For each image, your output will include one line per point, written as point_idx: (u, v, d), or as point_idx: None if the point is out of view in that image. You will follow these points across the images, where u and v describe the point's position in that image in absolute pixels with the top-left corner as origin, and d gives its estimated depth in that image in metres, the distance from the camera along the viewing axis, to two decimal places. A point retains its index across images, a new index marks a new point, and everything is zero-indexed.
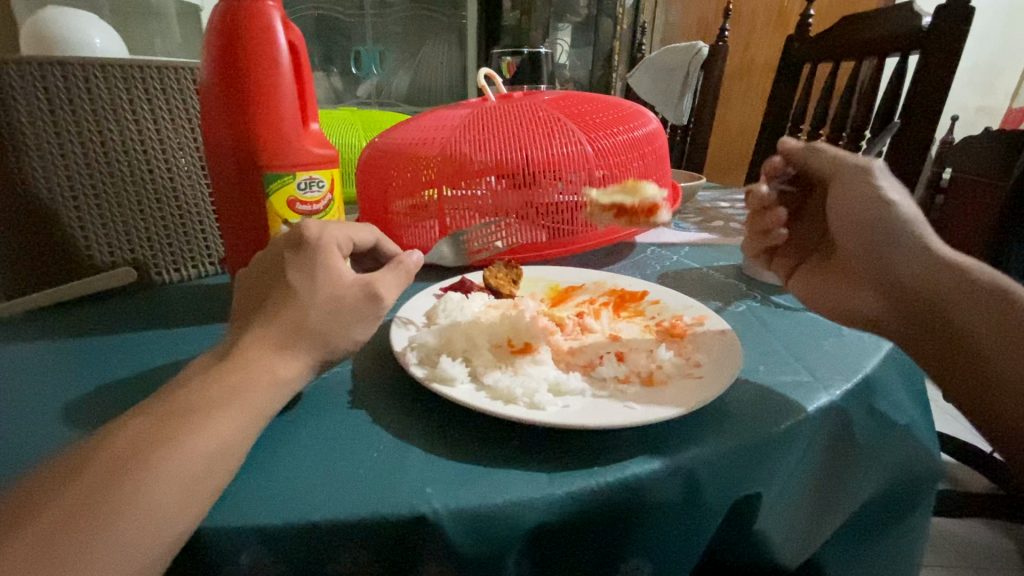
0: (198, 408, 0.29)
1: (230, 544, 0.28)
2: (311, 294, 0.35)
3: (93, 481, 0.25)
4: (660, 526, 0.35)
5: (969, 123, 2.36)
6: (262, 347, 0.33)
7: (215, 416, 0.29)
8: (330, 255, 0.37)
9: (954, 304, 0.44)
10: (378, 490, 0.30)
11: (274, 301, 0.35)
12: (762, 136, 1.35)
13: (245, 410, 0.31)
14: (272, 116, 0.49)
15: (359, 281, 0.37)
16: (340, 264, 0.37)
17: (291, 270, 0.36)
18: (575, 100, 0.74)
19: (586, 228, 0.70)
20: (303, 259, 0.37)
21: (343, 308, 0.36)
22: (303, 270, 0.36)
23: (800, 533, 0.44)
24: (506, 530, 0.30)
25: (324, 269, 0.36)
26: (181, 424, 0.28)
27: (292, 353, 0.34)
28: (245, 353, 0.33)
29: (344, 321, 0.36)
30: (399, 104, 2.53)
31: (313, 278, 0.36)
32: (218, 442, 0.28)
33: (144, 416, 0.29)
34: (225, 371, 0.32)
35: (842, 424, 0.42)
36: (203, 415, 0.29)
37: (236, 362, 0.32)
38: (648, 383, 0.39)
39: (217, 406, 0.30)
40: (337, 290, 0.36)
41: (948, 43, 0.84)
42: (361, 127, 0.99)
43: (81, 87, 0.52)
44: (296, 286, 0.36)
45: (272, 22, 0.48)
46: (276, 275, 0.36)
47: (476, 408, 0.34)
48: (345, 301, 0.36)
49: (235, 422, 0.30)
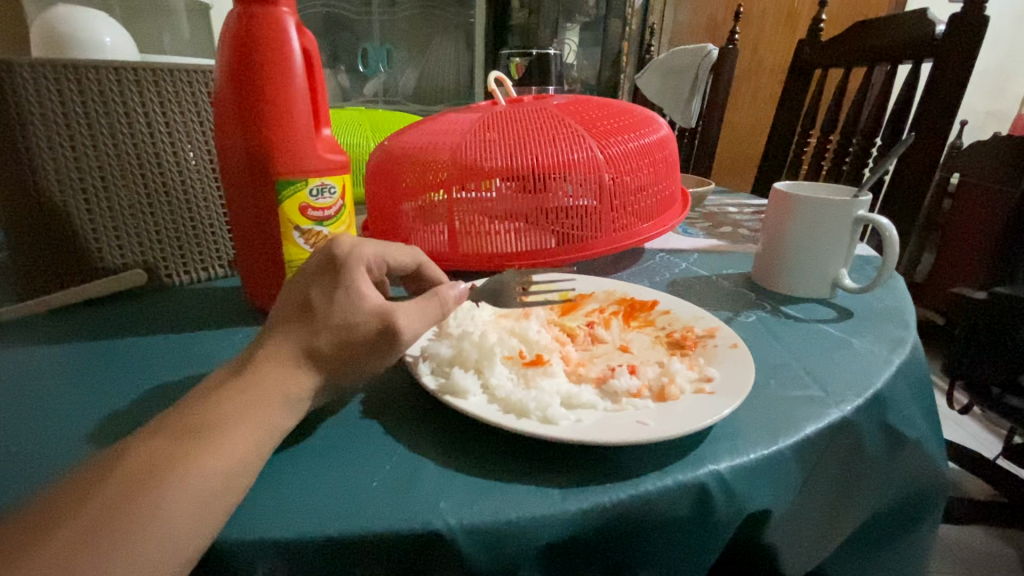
0: (211, 425, 0.29)
1: (246, 558, 0.29)
2: (327, 315, 0.35)
3: (109, 498, 0.25)
4: (670, 543, 0.34)
5: (976, 127, 2.34)
6: (278, 358, 0.34)
7: (228, 433, 0.29)
8: (356, 274, 0.36)
9: None
10: (391, 504, 0.31)
11: (296, 315, 0.36)
12: (771, 140, 1.34)
13: (259, 426, 0.31)
14: (284, 123, 0.49)
15: (381, 308, 0.36)
16: (365, 285, 0.36)
17: (315, 287, 0.36)
18: (586, 106, 0.74)
19: (597, 234, 0.68)
20: (327, 276, 0.36)
21: (359, 334, 0.35)
22: (327, 286, 0.36)
23: (809, 545, 0.44)
24: (518, 546, 0.30)
25: (347, 288, 0.36)
26: (194, 441, 0.28)
27: (302, 365, 0.34)
28: (256, 367, 0.33)
29: (356, 349, 0.35)
30: (406, 102, 2.55)
31: (332, 297, 0.35)
32: (232, 460, 0.29)
33: (158, 433, 0.29)
34: (240, 386, 0.32)
35: (853, 440, 0.42)
36: (218, 432, 0.29)
37: (250, 377, 0.33)
38: (658, 397, 0.39)
39: (231, 422, 0.30)
40: (357, 314, 0.35)
41: (962, 52, 0.83)
42: (370, 127, 0.99)
43: (94, 89, 0.52)
44: (316, 303, 0.35)
45: (287, 28, 0.48)
46: (302, 288, 0.37)
47: (488, 421, 0.34)
48: (362, 327, 0.35)
49: (248, 439, 0.30)
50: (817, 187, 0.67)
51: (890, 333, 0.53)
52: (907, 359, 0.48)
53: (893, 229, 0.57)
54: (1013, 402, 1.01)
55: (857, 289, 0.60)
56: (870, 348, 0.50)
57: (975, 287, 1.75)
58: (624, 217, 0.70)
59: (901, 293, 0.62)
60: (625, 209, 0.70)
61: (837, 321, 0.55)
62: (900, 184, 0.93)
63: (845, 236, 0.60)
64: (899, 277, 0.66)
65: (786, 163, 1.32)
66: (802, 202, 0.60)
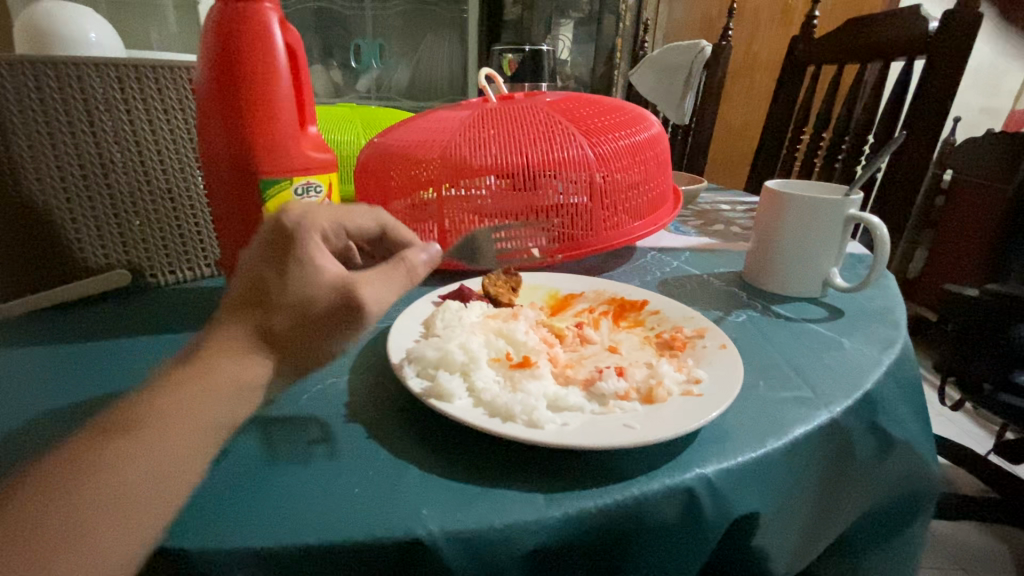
0: (143, 428, 0.26)
1: (225, 567, 0.28)
2: (282, 290, 0.32)
3: (25, 504, 0.23)
4: (659, 548, 0.34)
5: (970, 124, 2.37)
6: (225, 346, 0.30)
7: (162, 429, 0.27)
8: (309, 246, 0.33)
9: None
10: (374, 512, 0.30)
11: (244, 298, 0.32)
12: (766, 137, 1.34)
13: (199, 425, 0.28)
14: (268, 120, 0.48)
15: (342, 282, 0.33)
16: (320, 256, 0.34)
17: (263, 262, 0.33)
18: (577, 103, 0.73)
19: (588, 233, 0.68)
20: (277, 249, 0.33)
21: (319, 310, 0.32)
22: (278, 261, 0.32)
23: (800, 547, 0.44)
24: (504, 552, 0.30)
25: (300, 262, 0.33)
26: (121, 439, 0.26)
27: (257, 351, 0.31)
28: (199, 357, 0.30)
29: (317, 327, 0.32)
30: (399, 98, 2.56)
31: (285, 272, 0.32)
32: (163, 461, 0.26)
33: (90, 430, 0.26)
34: (175, 381, 0.28)
35: (843, 442, 0.42)
36: (151, 428, 0.27)
37: (191, 369, 0.29)
38: (646, 399, 0.38)
39: (166, 417, 0.27)
40: (314, 289, 0.33)
41: (956, 48, 0.83)
42: (360, 124, 0.98)
43: (75, 87, 0.51)
44: (267, 281, 0.32)
45: (270, 24, 0.47)
46: (250, 266, 0.33)
47: (473, 425, 0.34)
48: (322, 303, 0.33)
49: (185, 437, 0.27)
50: (807, 186, 0.67)
51: (881, 334, 0.52)
52: (897, 359, 0.48)
53: (883, 228, 0.57)
54: (1005, 399, 1.02)
55: (847, 288, 0.60)
56: (860, 349, 0.49)
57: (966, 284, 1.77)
58: (615, 215, 0.70)
59: (891, 292, 0.62)
60: (616, 207, 0.69)
61: (828, 322, 0.55)
62: (892, 182, 0.93)
63: (833, 237, 0.60)
64: (890, 276, 0.66)
65: (780, 160, 1.31)
66: (792, 200, 0.59)
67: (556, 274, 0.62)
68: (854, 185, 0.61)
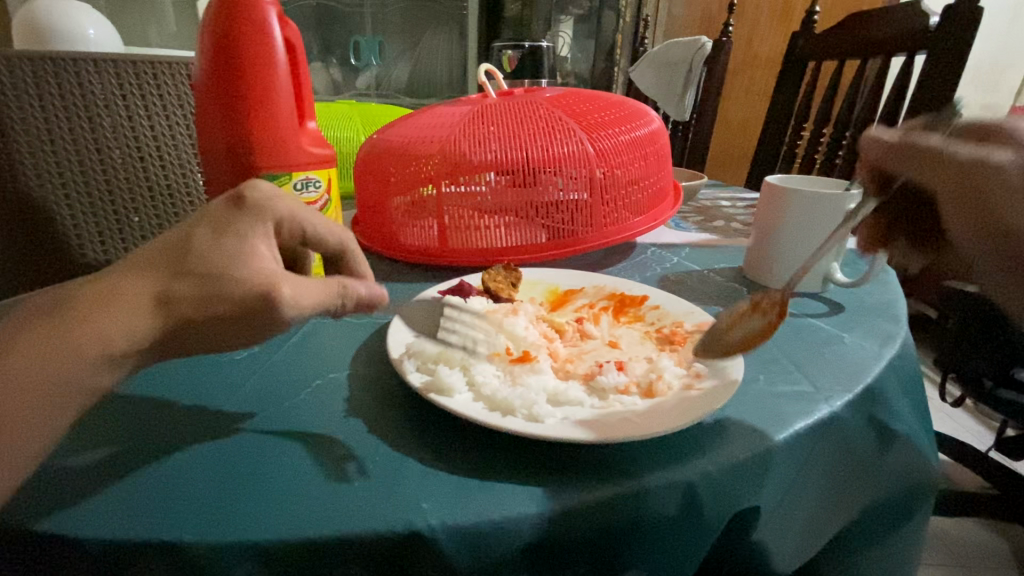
0: (26, 351, 0.29)
1: (223, 560, 0.28)
2: (202, 254, 0.32)
3: None
4: (657, 541, 0.34)
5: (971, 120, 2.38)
6: (126, 294, 0.31)
7: (49, 342, 0.29)
8: (252, 228, 0.34)
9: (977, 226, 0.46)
10: (373, 505, 0.30)
11: (167, 252, 0.33)
12: (766, 133, 1.33)
13: (75, 358, 0.29)
14: (267, 116, 0.48)
15: (266, 276, 0.33)
16: (258, 243, 0.34)
17: (201, 225, 0.34)
18: (578, 99, 0.73)
19: (588, 229, 0.68)
20: (224, 218, 0.34)
21: (231, 293, 0.32)
22: (213, 227, 0.33)
23: (799, 541, 0.43)
24: (502, 545, 0.30)
25: (235, 238, 0.33)
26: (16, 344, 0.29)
27: (149, 312, 0.31)
28: (100, 287, 0.31)
29: (218, 309, 0.32)
30: (398, 95, 2.56)
31: (217, 239, 0.33)
32: (44, 378, 0.29)
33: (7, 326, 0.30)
34: (72, 312, 0.30)
35: (843, 436, 0.42)
36: (44, 336, 0.29)
37: (91, 297, 0.31)
38: (647, 394, 0.38)
39: (58, 332, 0.29)
40: (230, 270, 0.32)
41: (957, 43, 0.83)
42: (360, 120, 0.98)
43: (73, 83, 0.51)
44: (194, 244, 0.33)
45: (268, 18, 0.47)
46: (190, 225, 0.34)
47: (472, 418, 0.34)
48: (236, 286, 0.32)
49: (69, 362, 0.29)
50: (809, 181, 0.67)
51: (881, 329, 0.52)
52: (897, 353, 0.48)
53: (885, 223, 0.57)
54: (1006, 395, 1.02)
55: (848, 284, 0.59)
56: (860, 343, 0.49)
57: None
58: (615, 212, 0.69)
59: (892, 287, 0.62)
60: (616, 203, 0.69)
61: (827, 316, 0.55)
62: None
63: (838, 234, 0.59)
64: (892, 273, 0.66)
65: (780, 156, 1.31)
66: (793, 195, 0.59)
67: (556, 270, 0.61)
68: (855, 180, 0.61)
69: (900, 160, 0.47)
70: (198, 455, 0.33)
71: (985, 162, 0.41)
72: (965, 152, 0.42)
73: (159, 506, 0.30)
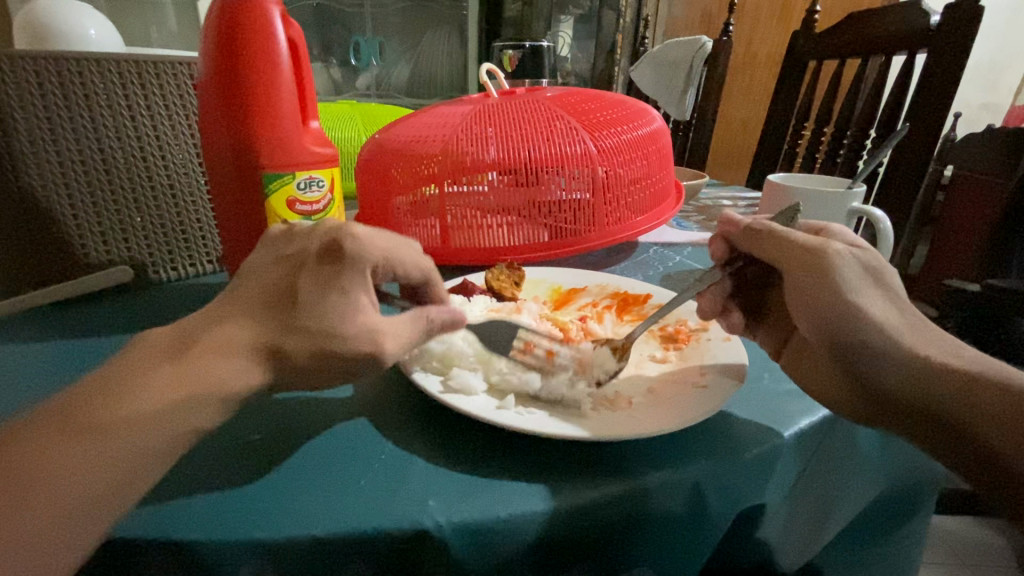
0: (151, 394, 0.28)
1: (230, 559, 0.28)
2: (313, 313, 0.32)
3: (86, 407, 0.27)
4: (661, 537, 0.34)
5: (969, 119, 2.39)
6: (244, 343, 0.31)
7: (191, 379, 0.29)
8: (356, 285, 0.34)
9: (827, 312, 0.37)
10: (378, 504, 0.30)
11: (277, 300, 0.33)
12: (767, 132, 1.33)
13: (210, 396, 0.30)
14: (270, 115, 0.48)
15: (370, 329, 0.34)
16: (363, 299, 0.34)
17: (305, 278, 0.33)
18: (580, 98, 0.73)
19: (590, 228, 0.68)
20: (328, 273, 0.33)
21: (343, 352, 0.33)
22: (318, 284, 0.33)
23: (802, 538, 0.43)
24: (507, 543, 0.30)
25: (342, 294, 0.33)
26: (160, 377, 0.29)
27: (259, 363, 0.31)
28: (227, 329, 0.32)
29: (330, 362, 0.33)
30: (398, 95, 2.57)
31: (325, 296, 0.33)
32: (185, 419, 0.29)
33: (142, 360, 0.30)
34: (191, 354, 0.30)
35: (847, 434, 0.42)
36: (188, 370, 0.30)
37: (220, 337, 0.31)
38: (581, 370, 0.41)
39: (202, 368, 0.30)
40: (345, 326, 0.33)
41: (958, 41, 0.83)
42: (361, 120, 0.98)
43: (76, 84, 0.51)
44: (301, 300, 0.32)
45: (271, 18, 0.47)
46: (291, 275, 0.34)
47: (478, 417, 0.34)
48: (345, 343, 0.33)
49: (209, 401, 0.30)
50: (811, 179, 0.67)
51: None
52: None
53: (886, 221, 0.57)
54: None
55: None
56: None
57: (966, 279, 1.77)
58: (617, 211, 0.69)
59: None
60: (619, 202, 0.69)
61: None
62: (894, 175, 0.93)
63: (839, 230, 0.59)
64: None
65: (781, 155, 1.31)
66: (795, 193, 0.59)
67: (555, 270, 0.60)
68: (858, 178, 0.60)
69: (749, 244, 0.43)
70: (202, 451, 0.34)
71: (821, 248, 0.38)
72: (805, 238, 0.39)
73: (169, 504, 0.30)
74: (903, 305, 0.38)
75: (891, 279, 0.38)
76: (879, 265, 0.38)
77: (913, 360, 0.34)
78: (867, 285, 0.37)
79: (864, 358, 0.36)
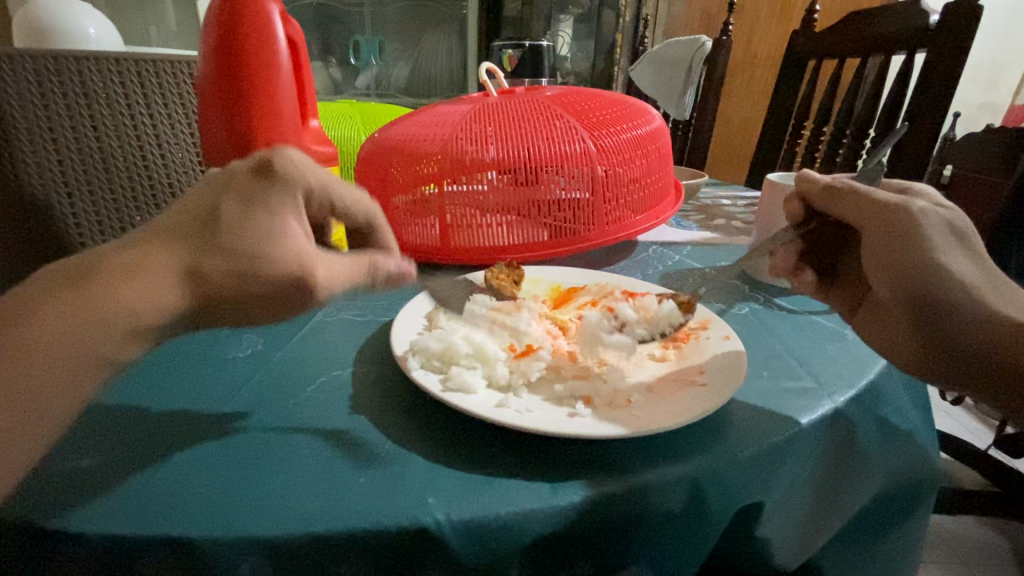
0: (43, 307, 0.28)
1: (230, 556, 0.28)
2: (237, 232, 0.32)
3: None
4: (660, 535, 0.34)
5: (968, 119, 2.39)
6: (157, 265, 0.31)
7: (94, 299, 0.29)
8: (282, 205, 0.34)
9: (906, 275, 0.39)
10: (378, 502, 0.30)
11: (196, 224, 0.32)
12: (767, 131, 1.34)
13: (111, 317, 0.29)
14: (270, 115, 0.48)
15: (300, 254, 0.33)
16: (291, 221, 0.33)
17: (227, 200, 0.33)
18: (579, 97, 0.73)
19: (589, 227, 0.68)
20: (252, 190, 0.33)
21: (267, 275, 0.32)
22: (240, 202, 0.33)
23: (801, 535, 0.43)
24: (507, 540, 0.30)
25: (267, 214, 0.33)
26: (61, 297, 0.29)
27: (177, 284, 0.30)
28: (142, 251, 0.31)
29: (251, 286, 0.32)
30: (397, 95, 2.57)
31: (246, 213, 0.32)
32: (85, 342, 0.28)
33: (48, 280, 0.30)
34: (98, 280, 0.29)
35: (846, 432, 0.42)
36: (91, 290, 0.29)
37: (134, 259, 0.31)
38: (647, 322, 0.49)
39: (106, 289, 0.29)
40: (268, 247, 0.32)
41: (957, 40, 0.83)
42: (360, 119, 0.98)
43: (76, 83, 0.51)
44: (223, 217, 0.32)
45: (269, 19, 0.48)
46: (216, 197, 0.33)
47: (477, 414, 0.34)
48: (271, 266, 0.32)
49: (111, 323, 0.29)
50: None
51: None
52: None
53: None
54: None
55: None
56: None
57: None
58: (616, 210, 0.69)
59: None
60: (618, 201, 0.69)
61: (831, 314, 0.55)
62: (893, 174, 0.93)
63: None
64: None
65: (781, 155, 1.31)
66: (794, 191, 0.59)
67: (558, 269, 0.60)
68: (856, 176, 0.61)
69: (825, 202, 0.46)
70: (189, 450, 0.33)
71: (905, 207, 0.41)
72: (886, 196, 0.42)
73: (149, 500, 0.29)
74: (983, 265, 0.40)
75: (973, 238, 0.41)
76: (963, 224, 0.41)
77: (989, 316, 0.37)
78: (952, 244, 0.40)
79: (940, 315, 0.38)
